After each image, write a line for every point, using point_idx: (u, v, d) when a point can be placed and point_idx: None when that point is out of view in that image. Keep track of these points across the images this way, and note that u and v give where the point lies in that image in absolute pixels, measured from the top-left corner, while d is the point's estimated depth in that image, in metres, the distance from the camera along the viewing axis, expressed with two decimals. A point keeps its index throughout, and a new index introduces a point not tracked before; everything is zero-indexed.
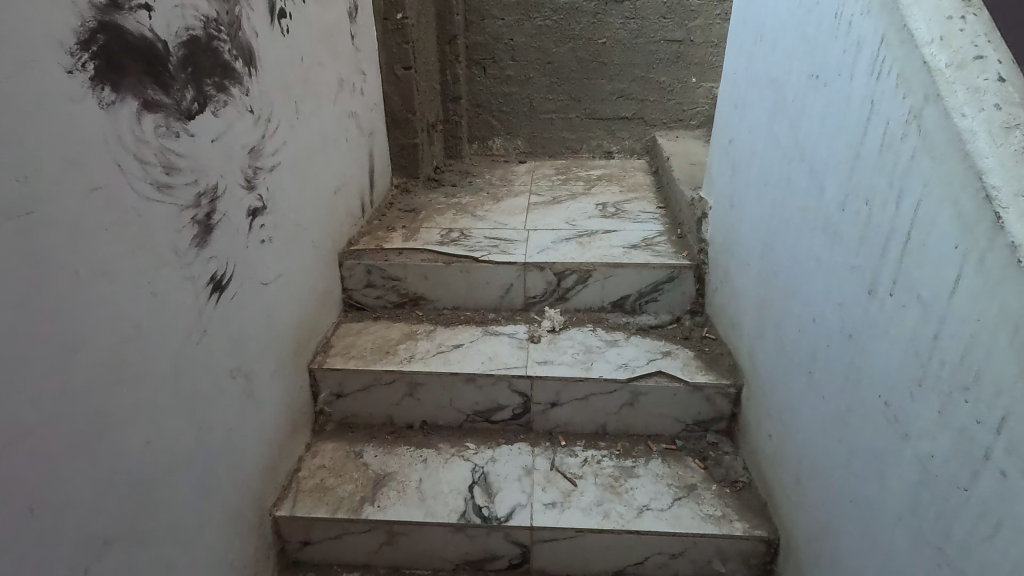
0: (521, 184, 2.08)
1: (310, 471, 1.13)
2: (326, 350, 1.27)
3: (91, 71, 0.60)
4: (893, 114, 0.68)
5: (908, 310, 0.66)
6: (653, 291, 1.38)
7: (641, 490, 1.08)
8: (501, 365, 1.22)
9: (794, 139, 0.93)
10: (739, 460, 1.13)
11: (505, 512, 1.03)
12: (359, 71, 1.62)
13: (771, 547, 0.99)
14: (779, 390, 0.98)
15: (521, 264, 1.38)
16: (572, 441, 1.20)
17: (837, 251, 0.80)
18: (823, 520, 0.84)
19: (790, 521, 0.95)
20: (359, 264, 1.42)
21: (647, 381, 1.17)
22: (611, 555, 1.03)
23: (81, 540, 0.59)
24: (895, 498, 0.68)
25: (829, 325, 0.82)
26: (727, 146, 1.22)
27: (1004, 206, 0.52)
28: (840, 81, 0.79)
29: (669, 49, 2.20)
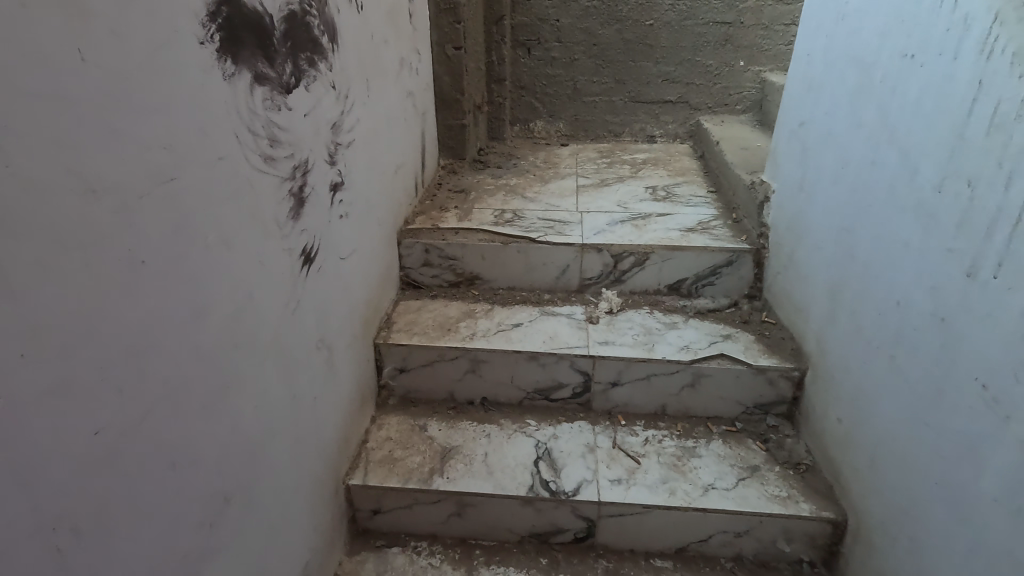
0: (566, 166, 2.08)
1: (377, 443, 1.16)
2: (389, 326, 1.30)
3: (217, 43, 0.61)
4: (1007, 94, 0.67)
5: (1016, 292, 0.66)
6: (711, 275, 1.38)
7: (704, 470, 1.09)
8: (563, 344, 1.23)
9: (880, 121, 0.92)
10: (801, 443, 1.14)
11: (572, 487, 1.05)
12: (415, 50, 1.63)
13: (838, 529, 1.00)
14: (852, 373, 0.98)
15: (578, 245, 1.39)
16: (632, 421, 1.22)
17: (930, 234, 0.80)
18: (901, 502, 0.85)
19: (861, 504, 0.95)
20: (417, 243, 1.44)
21: (710, 363, 1.18)
22: (676, 532, 1.04)
23: (209, 495, 0.63)
24: (991, 482, 0.68)
25: (915, 307, 0.82)
26: (796, 129, 1.21)
27: None
28: (941, 61, 0.78)
29: (717, 31, 2.17)
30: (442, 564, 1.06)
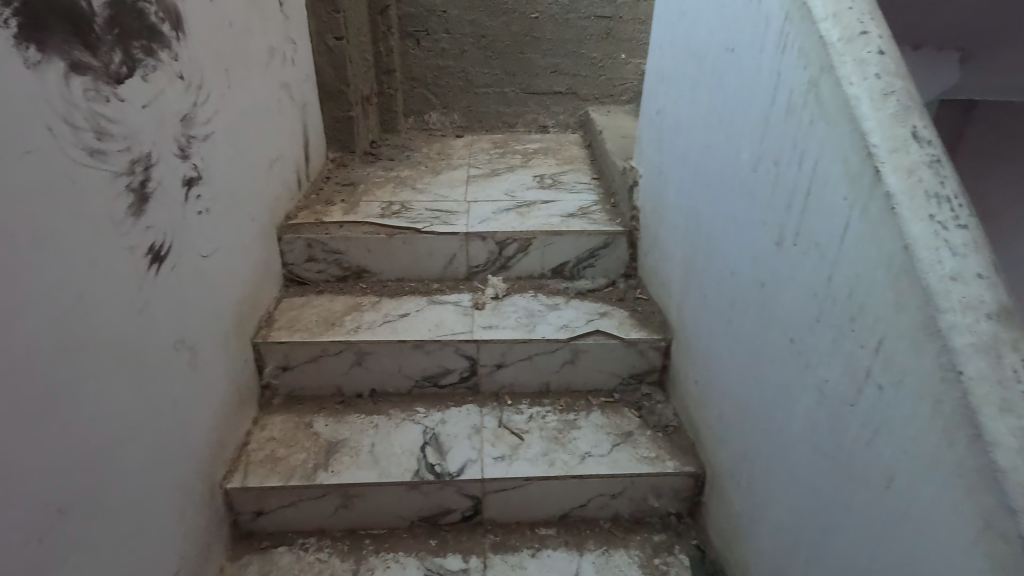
0: (459, 157, 2.10)
1: (259, 443, 1.13)
2: (269, 325, 1.26)
3: (15, 29, 0.58)
4: (796, 83, 0.77)
5: (808, 256, 0.76)
6: (590, 257, 1.46)
7: (583, 439, 1.17)
8: (448, 331, 1.26)
9: (713, 107, 1.01)
10: (670, 407, 1.24)
11: (457, 468, 1.09)
12: (289, 40, 1.58)
13: (698, 481, 1.10)
14: (703, 338, 1.08)
15: (463, 234, 1.42)
16: (517, 400, 1.27)
17: (751, 209, 0.89)
18: (741, 450, 0.95)
19: (714, 456, 1.06)
20: (299, 238, 1.40)
21: (586, 339, 1.25)
22: (557, 500, 1.11)
23: (36, 508, 0.59)
24: (799, 422, 0.79)
25: (743, 275, 0.92)
26: (653, 117, 1.30)
27: (881, 161, 0.63)
28: (752, 54, 0.88)
29: (599, 25, 2.26)
30: (331, 558, 1.06)
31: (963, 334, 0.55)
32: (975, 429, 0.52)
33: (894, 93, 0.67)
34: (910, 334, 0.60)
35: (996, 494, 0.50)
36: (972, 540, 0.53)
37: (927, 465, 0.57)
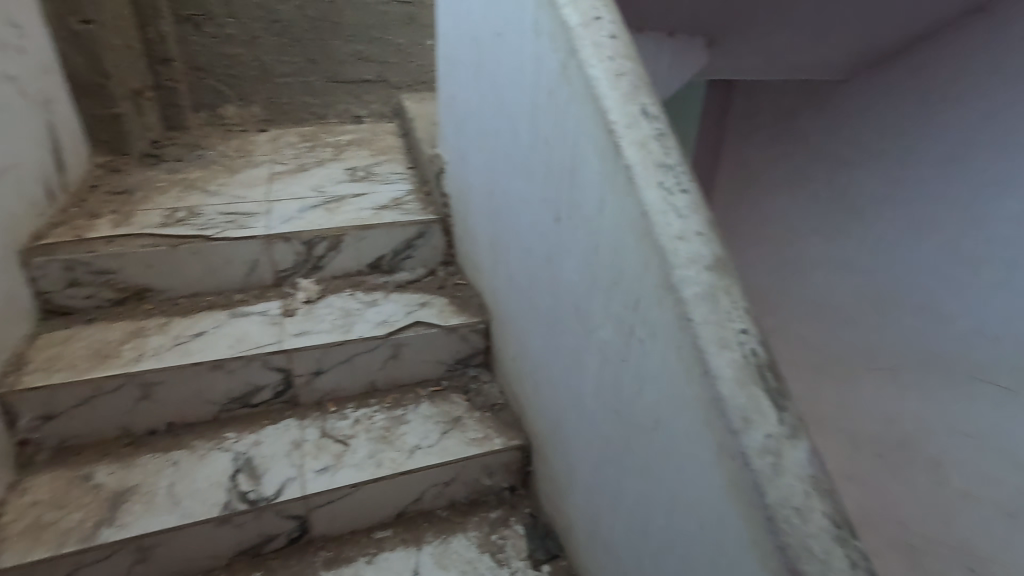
0: (261, 153, 1.93)
1: (18, 512, 0.94)
2: (19, 369, 1.05)
3: None
4: (551, 66, 0.82)
5: (578, 228, 0.81)
6: (406, 248, 1.43)
7: (411, 433, 1.15)
8: (252, 345, 1.14)
9: (493, 91, 1.04)
10: (496, 386, 1.28)
11: (273, 491, 1.01)
12: (10, 24, 1.30)
13: (526, 452, 1.15)
14: (513, 315, 1.12)
15: (262, 237, 1.30)
16: (342, 405, 1.21)
17: (533, 187, 0.94)
18: (553, 416, 1.01)
19: (535, 426, 1.11)
20: (52, 261, 1.18)
21: (406, 332, 1.22)
22: (389, 500, 1.08)
23: None
24: (590, 383, 0.85)
25: (535, 251, 0.97)
26: (448, 102, 1.31)
27: (620, 136, 0.69)
28: (516, 38, 0.91)
29: (400, 10, 2.21)
30: None
31: (690, 286, 0.63)
32: (704, 367, 0.60)
33: (626, 73, 0.73)
34: (655, 291, 0.67)
35: (720, 418, 0.59)
36: (713, 462, 0.61)
37: (679, 402, 0.65)
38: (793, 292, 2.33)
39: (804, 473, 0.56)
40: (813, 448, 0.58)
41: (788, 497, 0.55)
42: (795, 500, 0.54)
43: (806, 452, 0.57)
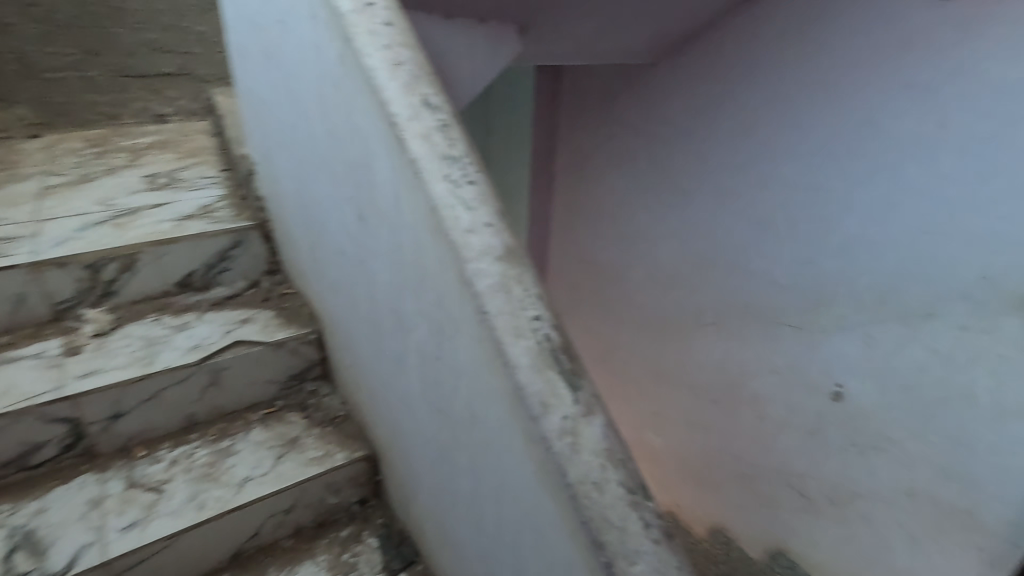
0: (31, 163, 1.61)
1: None
2: None
3: None
4: (329, 56, 0.76)
5: (381, 227, 0.77)
6: (220, 261, 1.29)
7: (240, 465, 1.04)
8: (21, 397, 0.96)
9: (284, 84, 0.95)
10: (336, 397, 1.22)
11: (63, 564, 0.86)
12: None
13: (372, 462, 1.11)
14: (341, 322, 1.06)
15: (26, 264, 1.08)
16: (155, 448, 1.07)
17: (336, 187, 0.88)
18: (390, 422, 0.97)
19: (377, 434, 1.07)
20: None
21: (224, 355, 1.10)
22: (219, 542, 0.98)
23: None
24: (416, 385, 0.82)
25: (348, 254, 0.91)
26: (246, 97, 1.19)
27: (402, 128, 0.66)
28: (295, 27, 0.84)
29: None
30: None
31: (484, 278, 0.62)
32: (502, 357, 0.60)
33: (405, 62, 0.70)
34: (454, 286, 0.65)
35: (522, 405, 0.59)
36: (523, 449, 0.62)
37: (489, 394, 0.65)
38: (628, 264, 2.50)
39: (600, 446, 0.59)
40: (608, 420, 0.61)
41: (586, 472, 0.57)
42: (593, 474, 0.57)
43: (602, 426, 0.60)
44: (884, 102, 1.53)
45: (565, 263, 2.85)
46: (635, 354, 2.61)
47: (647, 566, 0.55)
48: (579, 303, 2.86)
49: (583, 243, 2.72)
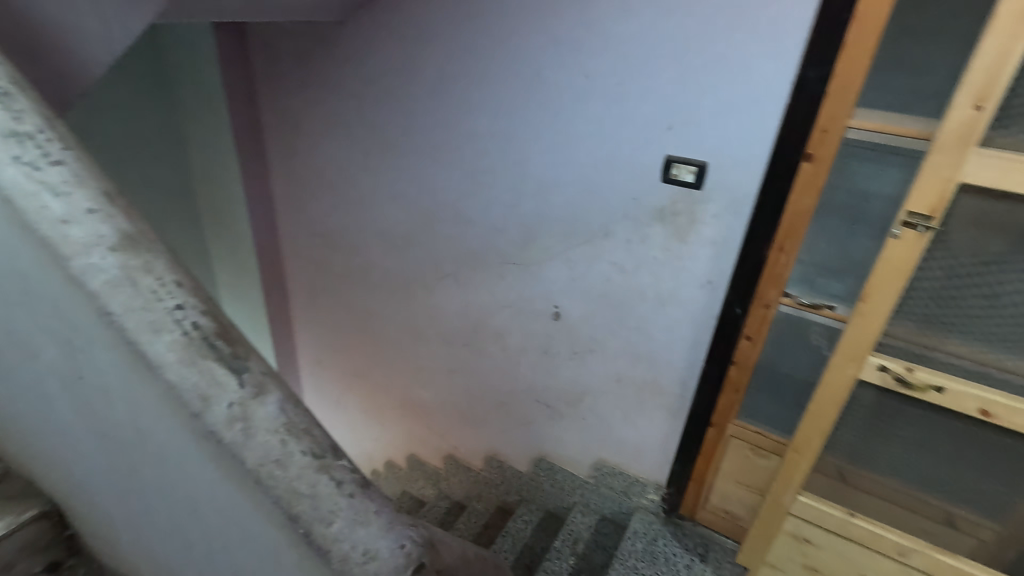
0: None
1: None
2: None
3: None
4: None
5: None
6: None
7: None
8: None
9: None
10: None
11: None
12: None
13: (53, 517, 0.85)
14: None
15: None
16: None
17: None
18: (50, 470, 0.78)
19: (42, 482, 0.82)
20: None
21: None
22: None
23: None
24: (61, 420, 0.67)
25: None
26: None
27: None
28: None
29: None
30: None
31: (95, 276, 0.54)
32: (144, 360, 0.55)
33: None
34: (58, 293, 0.55)
35: (182, 403, 0.55)
36: (197, 451, 0.58)
37: (145, 403, 0.57)
38: (361, 229, 2.46)
39: (276, 425, 0.58)
40: (284, 396, 0.60)
41: (266, 454, 0.56)
42: (274, 455, 0.57)
43: (277, 404, 0.59)
44: (541, 57, 1.69)
45: (302, 238, 2.73)
46: (390, 316, 2.65)
47: (342, 522, 0.59)
48: (325, 276, 2.78)
49: (313, 215, 2.60)
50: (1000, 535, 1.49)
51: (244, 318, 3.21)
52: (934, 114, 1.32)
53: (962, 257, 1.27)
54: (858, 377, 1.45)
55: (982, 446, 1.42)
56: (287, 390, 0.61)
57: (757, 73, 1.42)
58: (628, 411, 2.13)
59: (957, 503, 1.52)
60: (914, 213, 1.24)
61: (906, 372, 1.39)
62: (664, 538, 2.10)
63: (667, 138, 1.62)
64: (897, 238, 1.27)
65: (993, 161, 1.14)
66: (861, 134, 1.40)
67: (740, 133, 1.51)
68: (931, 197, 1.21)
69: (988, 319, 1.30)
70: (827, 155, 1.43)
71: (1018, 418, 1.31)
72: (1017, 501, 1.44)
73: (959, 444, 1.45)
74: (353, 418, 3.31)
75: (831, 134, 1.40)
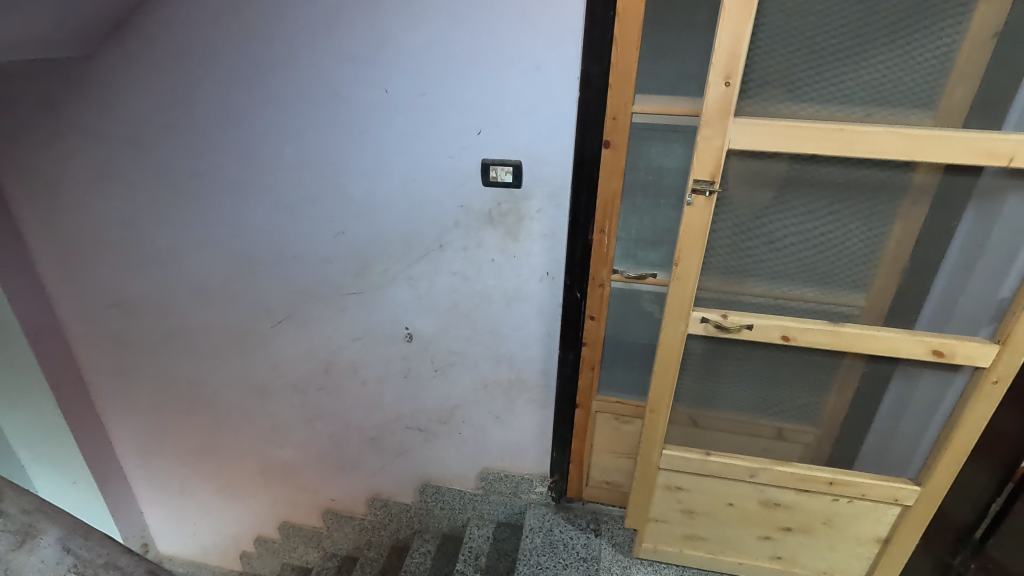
0: None
1: None
2: None
3: None
4: None
5: None
6: None
7: None
8: None
9: None
10: None
11: None
12: None
13: None
14: None
15: None
16: None
17: None
18: None
19: None
20: None
21: None
22: None
23: None
24: None
25: None
26: None
27: None
28: None
29: None
30: None
31: None
32: None
33: None
34: None
35: None
36: None
37: None
38: (165, 288, 2.14)
39: (56, 569, 0.71)
40: (64, 533, 0.74)
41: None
42: None
43: (56, 540, 0.73)
44: (335, 74, 1.60)
45: (90, 313, 2.30)
46: (223, 379, 2.35)
47: None
48: (132, 352, 2.37)
49: (99, 283, 2.20)
50: (817, 434, 1.77)
51: (32, 425, 2.62)
52: (698, 93, 1.53)
53: (741, 211, 1.48)
54: (688, 332, 1.61)
55: (790, 366, 1.67)
56: (68, 524, 0.75)
57: (546, 69, 1.50)
58: (500, 413, 2.14)
59: (782, 418, 1.77)
60: (700, 180, 1.40)
61: (723, 319, 1.57)
62: (560, 526, 2.15)
63: (479, 142, 1.64)
64: (692, 205, 1.43)
65: (747, 128, 1.32)
66: (645, 117, 1.56)
67: (546, 128, 1.58)
68: (709, 164, 1.38)
69: (771, 259, 1.52)
70: (622, 140, 1.57)
71: (810, 336, 1.54)
72: (822, 403, 1.72)
73: (773, 368, 1.69)
74: (206, 503, 2.90)
75: (621, 121, 1.54)
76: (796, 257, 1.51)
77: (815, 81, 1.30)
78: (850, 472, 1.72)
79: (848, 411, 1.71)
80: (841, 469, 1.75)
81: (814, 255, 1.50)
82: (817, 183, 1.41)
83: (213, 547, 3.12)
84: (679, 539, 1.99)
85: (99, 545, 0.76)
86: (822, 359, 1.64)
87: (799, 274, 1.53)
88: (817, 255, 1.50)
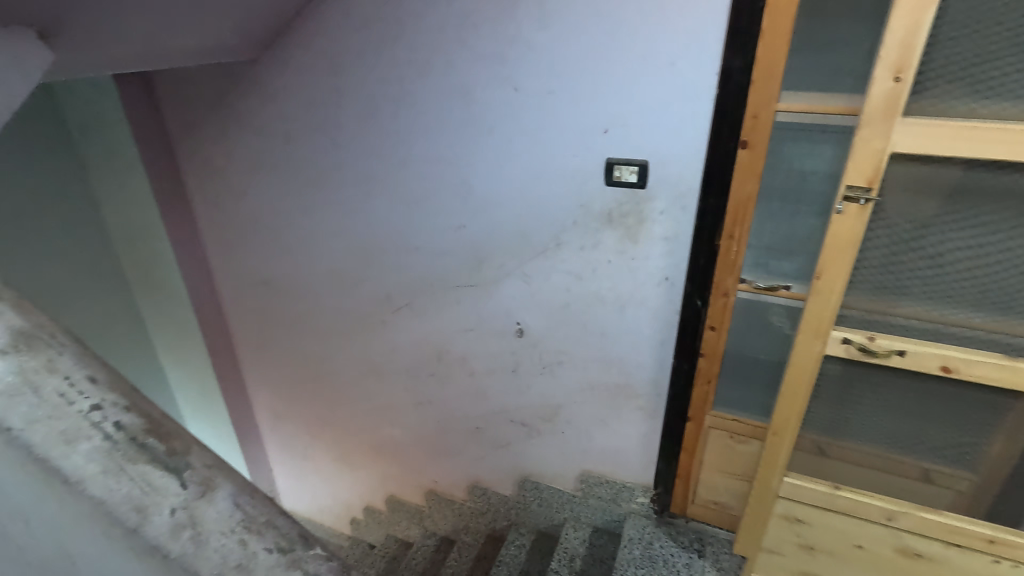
0: None
1: None
2: None
3: None
4: None
5: None
6: None
7: None
8: None
9: None
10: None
11: None
12: None
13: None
14: None
15: None
16: None
17: None
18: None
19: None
20: None
21: None
22: None
23: None
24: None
25: None
26: None
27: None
28: None
29: None
30: None
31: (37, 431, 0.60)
32: (110, 516, 0.63)
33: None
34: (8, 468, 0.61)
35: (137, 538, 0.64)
36: (144, 563, 0.66)
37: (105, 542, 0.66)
38: (303, 270, 2.36)
39: (228, 523, 0.68)
40: (236, 489, 0.71)
41: (225, 558, 0.67)
42: (235, 558, 0.68)
43: (229, 496, 0.70)
44: (468, 72, 1.65)
45: (241, 288, 2.59)
46: (346, 357, 2.54)
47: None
48: (272, 325, 2.64)
49: (250, 263, 2.47)
50: (975, 483, 1.54)
51: (191, 382, 3.02)
52: (855, 90, 1.38)
53: (902, 222, 1.31)
54: (825, 353, 1.47)
55: (946, 401, 1.47)
56: (238, 482, 0.72)
57: (681, 66, 1.44)
58: (605, 418, 2.10)
59: (931, 459, 1.56)
60: (854, 186, 1.26)
61: (868, 341, 1.42)
62: (660, 541, 2.07)
63: (604, 141, 1.61)
64: (841, 213, 1.30)
65: (918, 128, 1.17)
66: (790, 116, 1.44)
67: (677, 128, 1.52)
68: (866, 170, 1.24)
69: (934, 278, 1.34)
70: (761, 139, 1.45)
71: (976, 369, 1.35)
72: (984, 448, 1.49)
73: (924, 401, 1.49)
74: (324, 468, 3.16)
75: (763, 119, 1.43)
76: (967, 277, 1.31)
77: (1007, 76, 1.12)
78: (1016, 531, 1.48)
79: (1018, 461, 1.47)
80: (1005, 526, 1.51)
81: (991, 277, 1.29)
82: (1003, 195, 1.21)
83: (328, 509, 3.40)
84: (795, 574, 1.83)
85: (261, 503, 0.74)
86: (989, 397, 1.42)
87: (968, 297, 1.33)
88: (994, 278, 1.29)
